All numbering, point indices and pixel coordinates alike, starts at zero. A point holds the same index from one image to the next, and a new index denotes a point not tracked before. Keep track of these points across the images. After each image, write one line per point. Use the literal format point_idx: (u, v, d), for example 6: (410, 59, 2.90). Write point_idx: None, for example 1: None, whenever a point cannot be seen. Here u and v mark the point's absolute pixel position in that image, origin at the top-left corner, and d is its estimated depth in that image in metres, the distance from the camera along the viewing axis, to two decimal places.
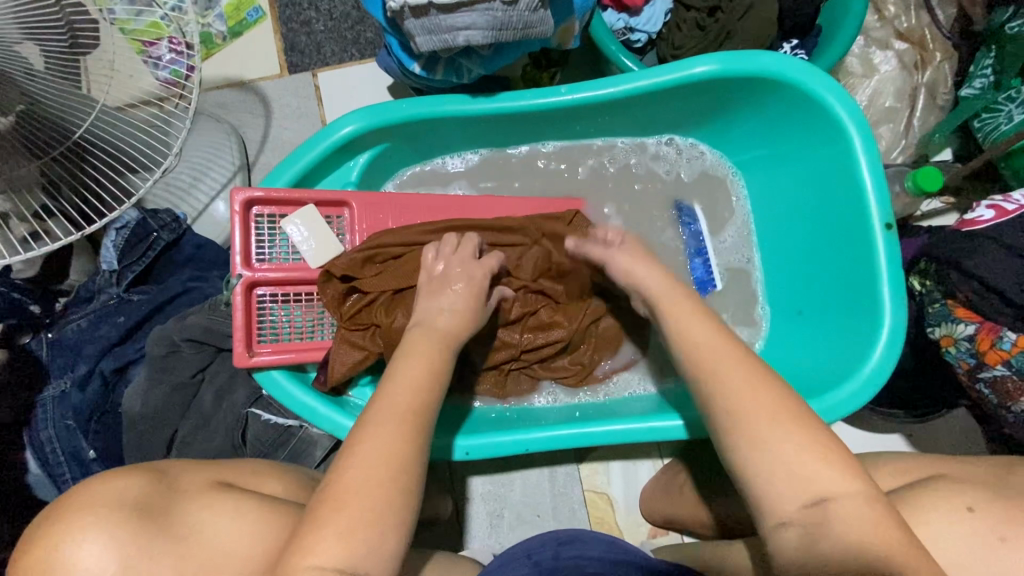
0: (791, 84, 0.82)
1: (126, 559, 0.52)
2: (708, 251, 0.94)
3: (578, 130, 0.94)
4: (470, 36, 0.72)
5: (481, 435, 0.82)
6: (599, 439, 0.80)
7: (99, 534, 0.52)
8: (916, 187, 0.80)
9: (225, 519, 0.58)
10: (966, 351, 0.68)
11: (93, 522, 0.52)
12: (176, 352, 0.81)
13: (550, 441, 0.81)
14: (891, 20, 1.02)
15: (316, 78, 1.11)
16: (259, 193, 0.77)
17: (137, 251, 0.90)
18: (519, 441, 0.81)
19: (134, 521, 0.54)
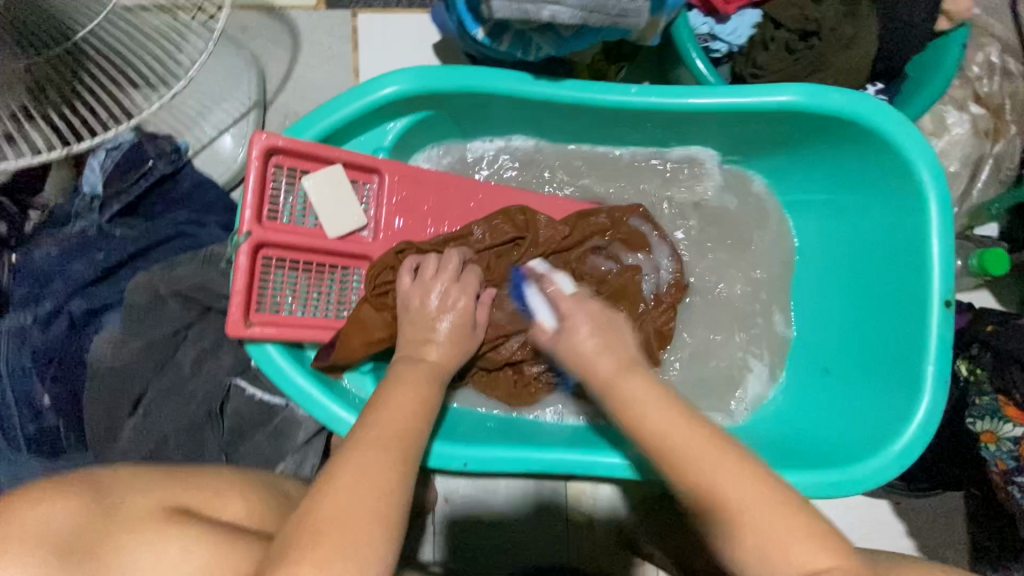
0: (877, 134, 0.75)
1: None
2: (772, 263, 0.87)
3: (637, 136, 0.86)
4: (556, 12, 0.63)
5: (483, 446, 0.75)
6: (606, 471, 0.74)
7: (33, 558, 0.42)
8: (980, 268, 0.77)
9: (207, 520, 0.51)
10: (1006, 452, 0.66)
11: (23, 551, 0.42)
12: (160, 305, 0.71)
13: (558, 464, 0.74)
14: (973, 81, 0.97)
15: (356, 19, 0.99)
16: (282, 141, 0.68)
17: (127, 179, 0.80)
18: (524, 460, 0.74)
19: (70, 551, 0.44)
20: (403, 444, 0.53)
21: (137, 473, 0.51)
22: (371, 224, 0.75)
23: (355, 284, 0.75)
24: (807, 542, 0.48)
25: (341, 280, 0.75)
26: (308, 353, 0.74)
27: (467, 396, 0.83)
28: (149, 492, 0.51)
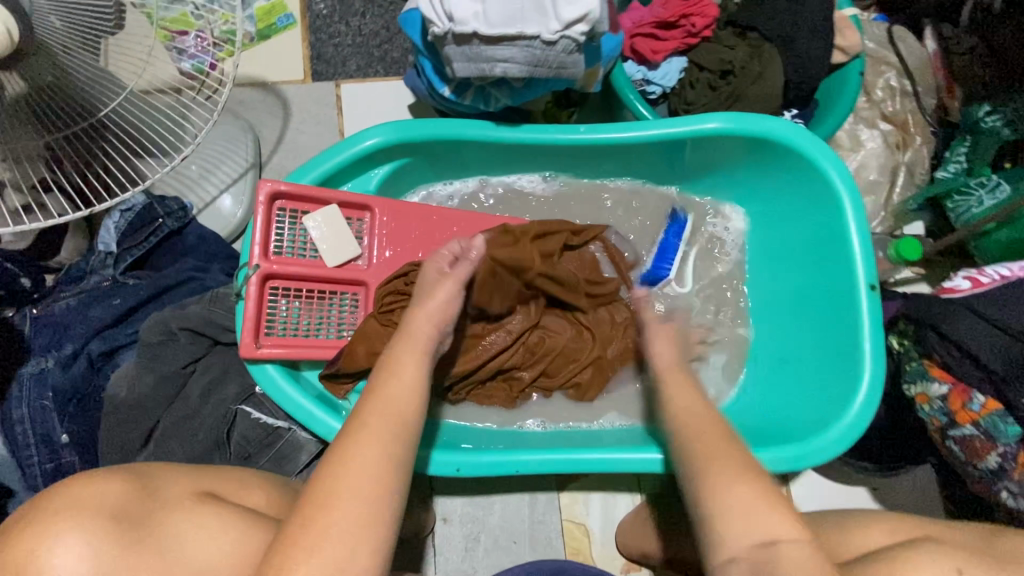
0: (793, 150, 0.87)
1: (113, 557, 0.53)
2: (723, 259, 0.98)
3: (592, 169, 0.98)
4: (508, 68, 0.76)
5: (474, 451, 0.82)
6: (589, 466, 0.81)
7: (87, 530, 0.52)
8: (899, 256, 0.88)
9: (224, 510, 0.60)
10: (939, 409, 0.72)
11: (81, 518, 0.53)
12: (172, 341, 0.79)
13: (544, 463, 0.81)
14: (878, 103, 1.11)
15: (339, 88, 1.14)
16: (284, 186, 0.78)
17: (139, 235, 0.89)
18: (514, 461, 0.81)
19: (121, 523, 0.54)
20: (398, 435, 0.59)
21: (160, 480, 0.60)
22: (364, 255, 0.84)
23: (351, 309, 0.84)
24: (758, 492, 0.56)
25: (338, 306, 0.83)
26: (306, 374, 0.82)
27: (460, 407, 0.90)
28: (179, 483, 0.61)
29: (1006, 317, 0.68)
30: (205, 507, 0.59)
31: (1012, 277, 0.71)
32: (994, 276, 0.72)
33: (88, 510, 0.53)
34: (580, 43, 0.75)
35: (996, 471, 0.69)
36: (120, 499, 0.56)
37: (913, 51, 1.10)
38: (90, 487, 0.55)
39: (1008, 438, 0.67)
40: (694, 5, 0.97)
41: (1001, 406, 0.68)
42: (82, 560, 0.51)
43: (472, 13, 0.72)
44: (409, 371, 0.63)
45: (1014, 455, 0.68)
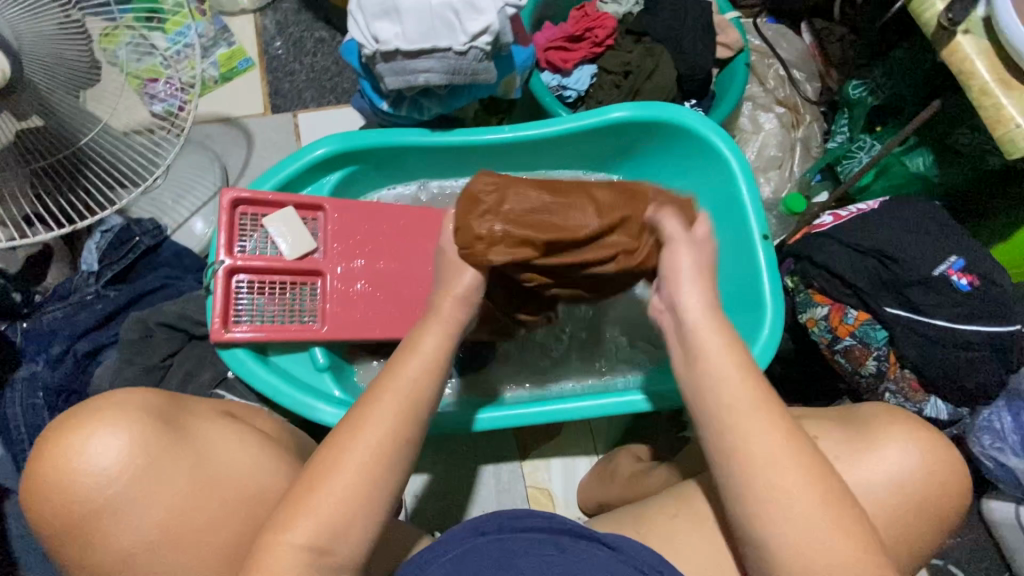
0: (687, 129, 1.00)
1: (152, 445, 0.70)
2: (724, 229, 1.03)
3: (521, 163, 1.11)
4: (429, 78, 0.90)
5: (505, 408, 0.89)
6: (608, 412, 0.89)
7: (132, 424, 0.70)
8: (787, 210, 1.02)
9: (237, 426, 0.80)
10: (824, 329, 0.82)
11: (128, 415, 0.70)
12: (150, 337, 0.88)
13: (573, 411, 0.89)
14: (772, 91, 1.26)
15: (296, 118, 1.27)
16: (245, 193, 0.90)
17: (119, 251, 0.99)
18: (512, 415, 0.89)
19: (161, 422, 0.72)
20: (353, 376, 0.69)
21: (188, 403, 0.80)
22: (320, 249, 0.95)
23: (312, 298, 0.93)
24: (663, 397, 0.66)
25: (298, 295, 0.93)
26: (273, 359, 0.90)
27: None
28: (204, 406, 0.81)
29: (861, 240, 0.79)
30: (228, 426, 0.79)
31: (866, 210, 0.83)
32: (851, 211, 0.84)
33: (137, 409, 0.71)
34: (487, 52, 0.88)
35: (876, 374, 0.79)
36: (156, 406, 0.74)
37: (793, 44, 1.27)
38: (133, 399, 0.73)
39: (879, 342, 0.78)
40: (594, 20, 1.14)
41: (869, 316, 0.78)
42: (126, 446, 0.68)
43: (394, 34, 0.87)
44: (429, 340, 0.69)
45: (886, 356, 0.78)
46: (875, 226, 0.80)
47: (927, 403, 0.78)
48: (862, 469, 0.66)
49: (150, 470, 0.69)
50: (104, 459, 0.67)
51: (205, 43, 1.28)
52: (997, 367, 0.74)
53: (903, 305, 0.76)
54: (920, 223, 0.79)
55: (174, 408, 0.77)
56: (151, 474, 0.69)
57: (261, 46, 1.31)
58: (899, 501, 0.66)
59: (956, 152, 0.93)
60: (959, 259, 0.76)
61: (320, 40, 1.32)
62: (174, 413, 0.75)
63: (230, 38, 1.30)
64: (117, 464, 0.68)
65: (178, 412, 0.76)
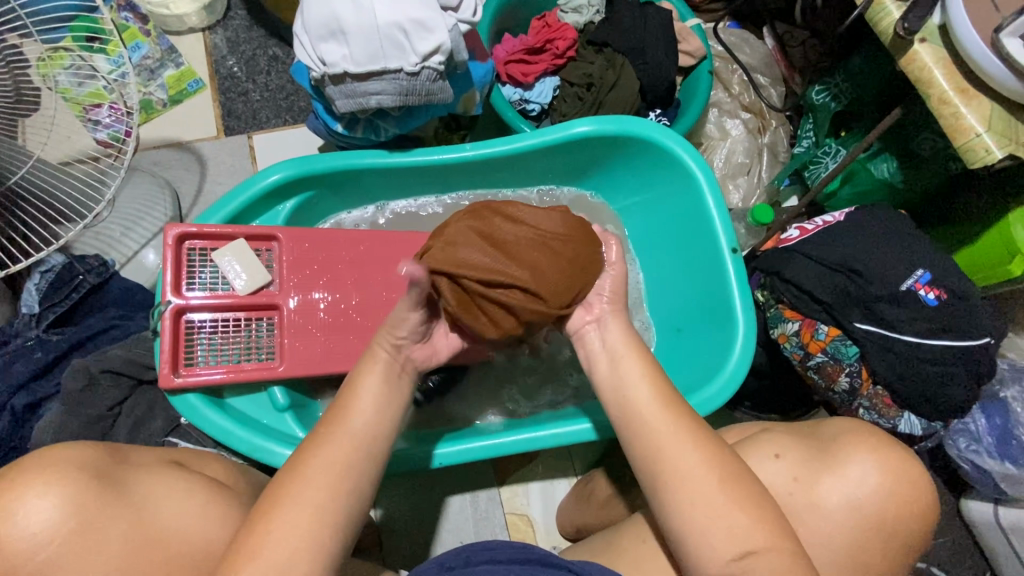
0: (652, 143, 0.98)
1: (89, 509, 0.61)
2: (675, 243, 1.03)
3: (485, 181, 1.08)
4: (381, 100, 0.86)
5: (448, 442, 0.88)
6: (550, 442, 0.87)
7: (62, 487, 0.61)
8: (755, 221, 1.00)
9: (189, 476, 0.71)
10: (796, 345, 0.81)
11: (56, 477, 0.61)
12: (94, 385, 0.83)
13: (515, 445, 0.87)
14: (737, 96, 1.25)
15: (252, 139, 1.22)
16: (192, 228, 0.85)
17: (60, 293, 0.93)
18: (465, 450, 0.88)
19: (99, 481, 0.63)
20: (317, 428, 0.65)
21: (132, 453, 0.70)
22: (276, 281, 0.90)
23: (268, 334, 0.89)
24: (635, 425, 0.64)
25: (254, 331, 0.88)
26: (229, 401, 0.86)
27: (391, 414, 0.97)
28: (150, 455, 0.72)
29: (829, 255, 0.78)
30: (173, 475, 0.70)
31: (832, 222, 0.82)
32: (817, 223, 0.83)
33: (63, 473, 0.62)
34: (441, 71, 0.85)
35: (848, 390, 0.78)
36: (94, 461, 0.65)
37: (756, 48, 1.26)
38: (60, 454, 0.64)
39: (850, 358, 0.77)
40: (555, 31, 1.11)
41: (840, 331, 0.77)
42: (55, 515, 0.60)
43: (341, 56, 0.83)
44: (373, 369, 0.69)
45: (859, 372, 0.77)
46: (841, 239, 0.79)
47: (901, 419, 0.77)
48: (828, 487, 0.66)
49: (90, 541, 0.61)
50: (30, 532, 0.59)
51: (151, 65, 1.22)
52: (969, 381, 0.73)
53: (872, 320, 0.75)
54: (886, 233, 0.78)
55: (115, 461, 0.68)
56: (94, 546, 0.61)
57: (212, 66, 1.25)
58: (858, 518, 0.65)
59: (916, 157, 0.94)
60: (925, 272, 0.75)
61: (274, 58, 1.27)
62: (115, 468, 0.66)
63: (177, 58, 1.24)
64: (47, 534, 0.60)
65: (121, 466, 0.67)
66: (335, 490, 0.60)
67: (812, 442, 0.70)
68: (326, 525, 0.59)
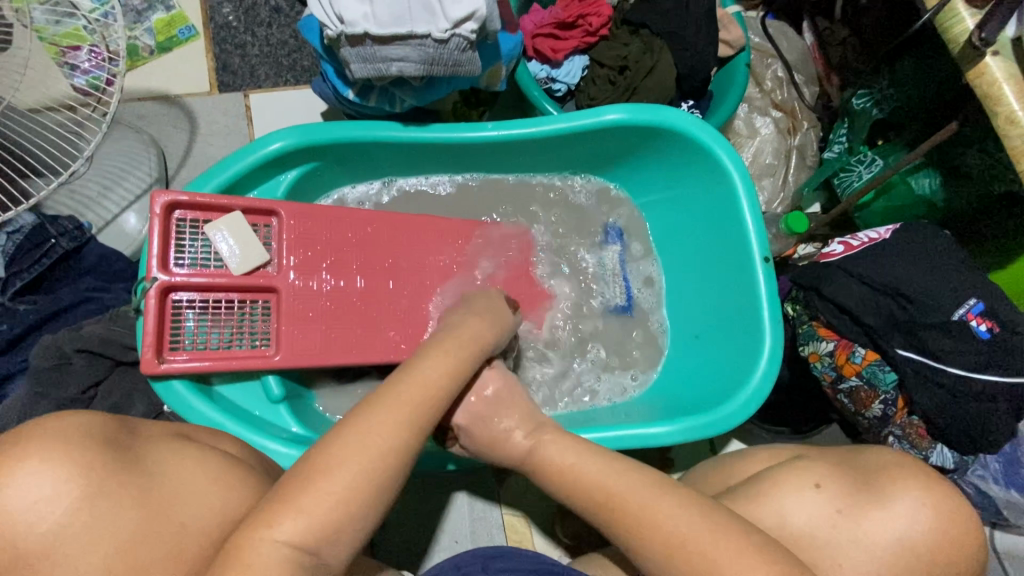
0: (687, 137, 0.91)
1: (96, 484, 0.53)
2: (701, 248, 0.97)
3: (503, 164, 1.00)
4: (403, 67, 0.77)
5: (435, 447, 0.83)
6: None
7: (65, 461, 0.53)
8: (788, 229, 0.94)
9: (202, 448, 0.63)
10: (829, 365, 0.77)
11: (65, 447, 0.53)
12: (67, 365, 0.75)
13: None
14: (769, 93, 1.18)
15: (248, 98, 1.12)
16: (184, 197, 0.76)
17: (29, 258, 0.84)
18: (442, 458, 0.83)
19: (110, 455, 0.55)
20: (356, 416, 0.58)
21: (138, 424, 0.63)
22: (274, 261, 0.82)
23: (262, 318, 0.81)
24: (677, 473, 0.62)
25: (249, 314, 0.81)
26: (217, 388, 0.79)
27: None
28: (156, 427, 0.64)
29: (875, 275, 0.74)
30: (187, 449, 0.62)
31: (878, 238, 0.77)
32: (863, 239, 0.78)
33: (69, 444, 0.54)
34: (472, 40, 0.76)
35: (881, 417, 0.75)
36: (100, 429, 0.58)
37: (794, 43, 1.19)
38: (65, 424, 0.56)
39: (887, 385, 0.74)
40: (588, 7, 1.03)
41: (878, 356, 0.74)
42: (60, 489, 0.52)
43: (362, 15, 0.74)
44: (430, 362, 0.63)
45: (894, 401, 0.74)
46: (890, 259, 0.74)
47: (934, 450, 0.75)
48: (874, 522, 0.65)
49: (91, 523, 0.52)
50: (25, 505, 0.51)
51: (138, 6, 1.10)
52: (1008, 417, 0.70)
53: (915, 347, 0.71)
54: (936, 257, 0.74)
55: (124, 431, 0.60)
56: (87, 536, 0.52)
57: (206, 12, 1.13)
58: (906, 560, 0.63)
59: (960, 175, 0.90)
60: (978, 301, 0.71)
61: (276, 9, 1.15)
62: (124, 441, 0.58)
63: (168, 0, 1.12)
64: (40, 519, 0.51)
65: (128, 439, 0.59)
66: (338, 511, 0.53)
67: (858, 477, 0.69)
68: (328, 548, 0.53)
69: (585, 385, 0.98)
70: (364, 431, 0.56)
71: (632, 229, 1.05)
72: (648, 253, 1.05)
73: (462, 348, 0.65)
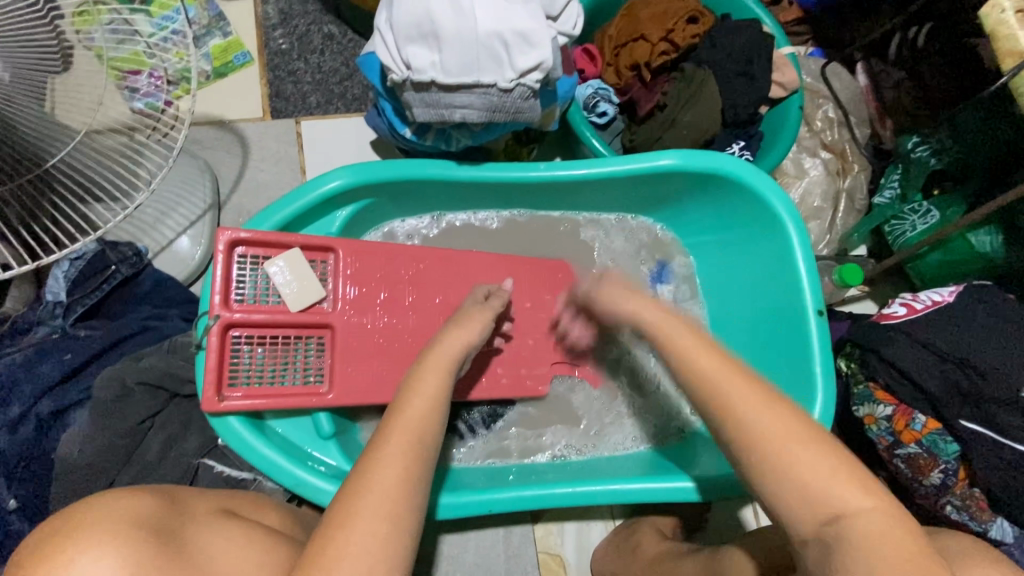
0: (742, 184, 0.91)
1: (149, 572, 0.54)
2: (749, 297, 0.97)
3: (551, 203, 1.00)
4: (466, 114, 0.78)
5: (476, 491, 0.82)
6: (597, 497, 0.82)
7: (122, 544, 0.54)
8: (842, 280, 0.94)
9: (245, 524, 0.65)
10: (885, 429, 0.76)
11: (118, 531, 0.54)
12: (127, 397, 0.77)
13: (569, 497, 0.82)
14: (819, 133, 1.16)
15: (299, 125, 1.13)
16: (245, 234, 0.77)
17: (91, 284, 0.86)
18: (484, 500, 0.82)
19: (162, 538, 0.57)
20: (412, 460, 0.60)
21: (184, 501, 0.65)
22: (329, 296, 0.83)
23: (314, 354, 0.82)
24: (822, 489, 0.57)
25: (304, 351, 0.82)
26: (269, 423, 0.81)
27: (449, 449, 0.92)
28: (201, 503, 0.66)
29: (936, 340, 0.73)
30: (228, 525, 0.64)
31: (943, 302, 0.76)
32: (926, 301, 0.77)
33: (124, 523, 0.56)
34: (535, 89, 0.77)
35: (939, 486, 0.74)
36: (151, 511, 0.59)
37: (846, 83, 1.16)
38: (121, 503, 0.58)
39: (948, 455, 0.72)
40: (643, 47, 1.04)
41: (939, 424, 0.72)
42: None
43: (429, 62, 0.74)
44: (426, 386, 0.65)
45: (954, 471, 0.73)
46: (952, 327, 0.73)
47: (993, 524, 0.73)
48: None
49: None
50: None
51: (197, 32, 1.12)
52: None
53: (980, 419, 0.70)
54: (1002, 326, 0.73)
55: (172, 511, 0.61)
56: None
57: (261, 39, 1.15)
58: None
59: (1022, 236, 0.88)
60: None
61: (329, 37, 1.17)
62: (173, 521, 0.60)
63: (225, 27, 1.14)
64: None
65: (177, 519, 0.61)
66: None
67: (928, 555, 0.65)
68: None
69: (628, 429, 0.98)
70: (382, 464, 0.58)
71: (678, 273, 1.05)
72: (694, 296, 1.05)
73: (438, 368, 0.67)
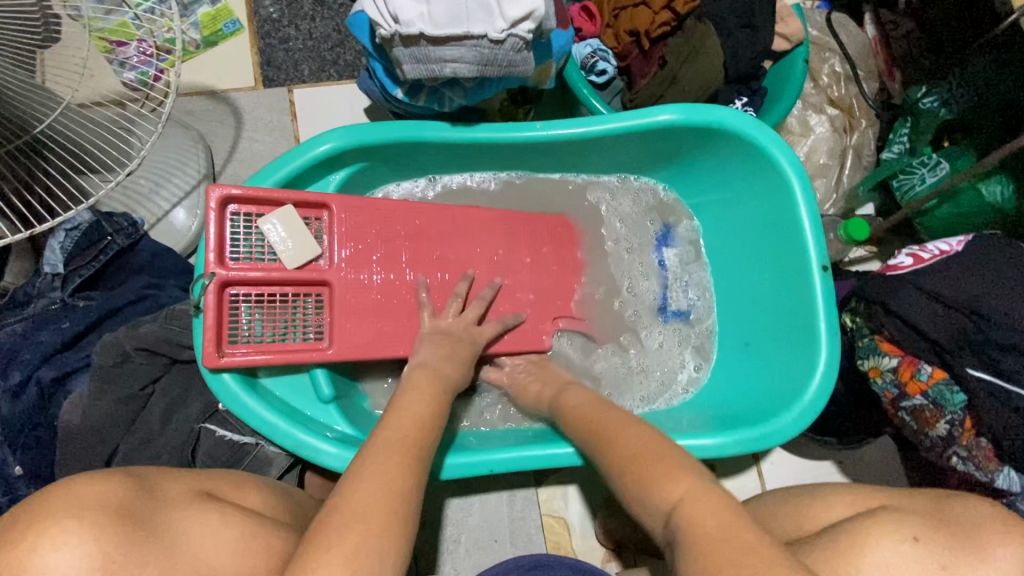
0: (743, 138, 0.88)
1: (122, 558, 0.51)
2: (753, 255, 0.95)
3: (549, 164, 0.98)
4: (457, 69, 0.75)
5: (472, 453, 0.82)
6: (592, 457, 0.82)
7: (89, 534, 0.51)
8: (847, 235, 0.92)
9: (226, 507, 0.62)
10: (890, 381, 0.76)
11: (81, 521, 0.51)
12: (126, 362, 0.77)
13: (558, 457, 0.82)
14: (825, 88, 1.12)
15: (292, 94, 1.12)
16: (236, 192, 0.76)
17: (87, 254, 0.85)
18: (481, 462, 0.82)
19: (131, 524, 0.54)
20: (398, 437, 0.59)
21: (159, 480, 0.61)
22: (325, 254, 0.83)
23: (310, 312, 0.82)
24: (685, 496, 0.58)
25: (300, 310, 0.81)
26: (263, 380, 0.81)
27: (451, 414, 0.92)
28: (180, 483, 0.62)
29: (945, 289, 0.70)
30: (208, 507, 0.61)
31: (951, 250, 0.74)
32: (933, 252, 0.75)
33: (91, 506, 0.53)
34: (527, 40, 0.74)
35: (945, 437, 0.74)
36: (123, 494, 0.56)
37: (854, 35, 1.12)
38: (89, 488, 0.54)
39: (955, 406, 0.71)
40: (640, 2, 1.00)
41: (946, 375, 0.71)
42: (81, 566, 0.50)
43: (417, 14, 0.72)
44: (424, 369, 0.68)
45: (961, 421, 0.72)
46: (963, 275, 0.71)
47: (998, 474, 0.71)
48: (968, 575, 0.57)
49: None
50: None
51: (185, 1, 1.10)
52: None
53: (989, 367, 0.68)
54: (1017, 274, 0.70)
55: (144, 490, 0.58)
56: None
57: (250, 7, 1.12)
58: None
59: None
60: None
61: (319, 2, 1.14)
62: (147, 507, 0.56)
63: None
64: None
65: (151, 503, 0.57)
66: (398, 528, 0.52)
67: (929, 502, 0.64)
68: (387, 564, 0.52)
69: (633, 391, 0.97)
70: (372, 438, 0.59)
71: (682, 235, 1.03)
72: (698, 257, 1.03)
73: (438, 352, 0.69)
